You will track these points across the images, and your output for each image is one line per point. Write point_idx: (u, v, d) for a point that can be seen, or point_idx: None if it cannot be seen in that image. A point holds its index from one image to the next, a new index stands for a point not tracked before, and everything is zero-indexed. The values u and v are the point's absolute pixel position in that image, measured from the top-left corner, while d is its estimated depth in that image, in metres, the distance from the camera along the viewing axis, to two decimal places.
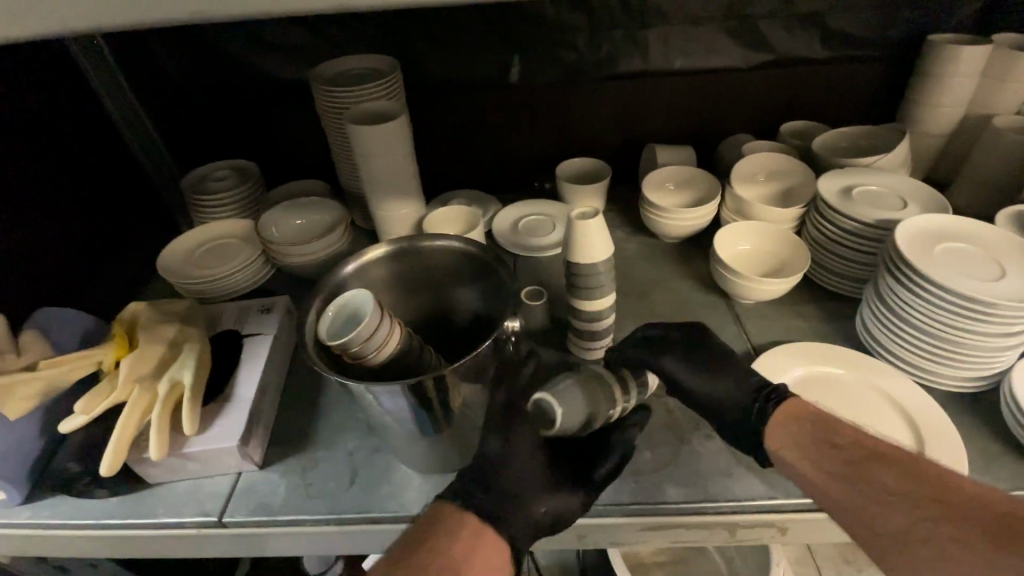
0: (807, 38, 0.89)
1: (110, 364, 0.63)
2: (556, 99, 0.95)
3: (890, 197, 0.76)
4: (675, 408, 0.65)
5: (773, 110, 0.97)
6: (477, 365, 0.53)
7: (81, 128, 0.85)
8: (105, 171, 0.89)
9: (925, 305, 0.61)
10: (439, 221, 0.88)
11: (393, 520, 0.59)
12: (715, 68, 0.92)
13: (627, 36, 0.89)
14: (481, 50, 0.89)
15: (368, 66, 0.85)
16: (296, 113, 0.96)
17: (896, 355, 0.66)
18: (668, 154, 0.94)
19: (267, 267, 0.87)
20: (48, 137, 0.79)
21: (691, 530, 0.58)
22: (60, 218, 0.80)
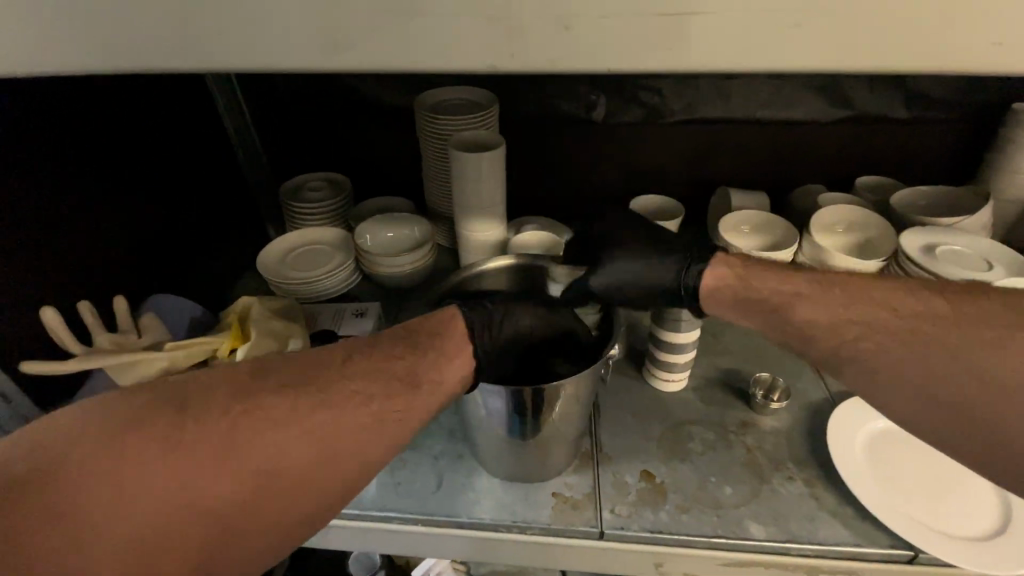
0: (888, 98, 0.92)
1: (227, 351, 0.68)
2: (636, 138, 0.99)
3: (973, 258, 0.77)
4: (754, 446, 0.66)
5: (847, 163, 1.00)
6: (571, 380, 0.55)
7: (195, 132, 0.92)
8: (213, 173, 0.97)
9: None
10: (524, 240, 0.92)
11: (478, 527, 0.61)
12: (793, 119, 0.96)
13: (711, 85, 0.93)
14: (570, 87, 0.94)
15: (468, 96, 0.91)
16: (390, 133, 1.02)
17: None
18: (743, 199, 0.97)
19: (355, 274, 0.92)
20: (170, 141, 0.87)
21: (770, 569, 0.59)
22: (170, 212, 0.87)
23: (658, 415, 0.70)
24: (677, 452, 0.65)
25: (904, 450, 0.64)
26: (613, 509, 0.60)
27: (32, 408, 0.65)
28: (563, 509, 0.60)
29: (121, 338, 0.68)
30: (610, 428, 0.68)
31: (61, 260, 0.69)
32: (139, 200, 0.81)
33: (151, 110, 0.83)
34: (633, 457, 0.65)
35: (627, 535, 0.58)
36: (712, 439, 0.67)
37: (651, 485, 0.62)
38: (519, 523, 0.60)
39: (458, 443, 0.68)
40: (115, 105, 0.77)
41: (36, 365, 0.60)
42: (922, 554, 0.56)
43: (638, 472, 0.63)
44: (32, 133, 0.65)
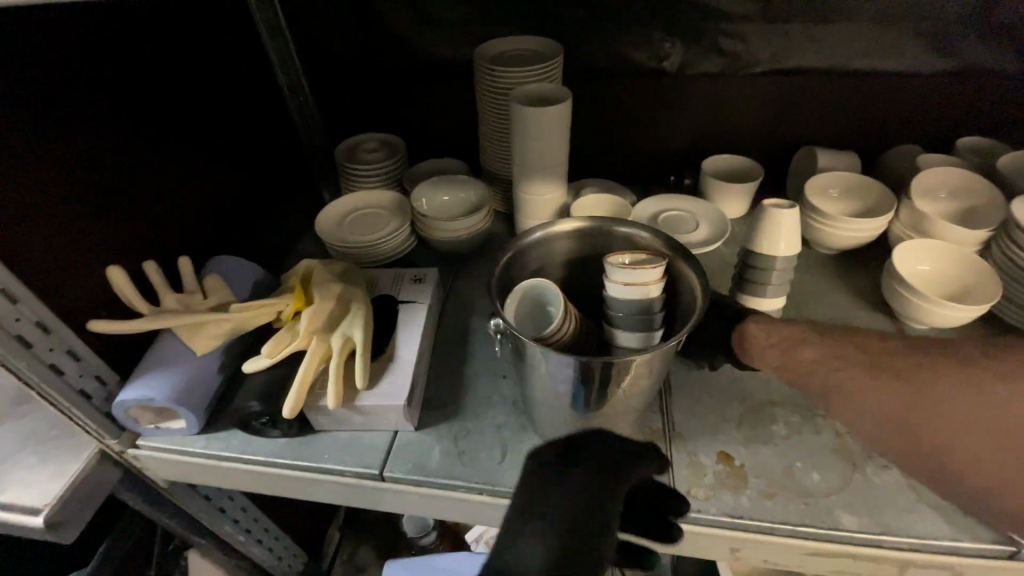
0: (1011, 42, 0.80)
1: (290, 314, 0.67)
2: (710, 93, 0.91)
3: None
4: (843, 431, 0.61)
5: (951, 121, 0.89)
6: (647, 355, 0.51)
7: (252, 90, 0.90)
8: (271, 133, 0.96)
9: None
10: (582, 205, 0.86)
11: None
12: (894, 70, 0.85)
13: (801, 30, 0.83)
14: (641, 36, 0.87)
15: (529, 47, 0.85)
16: (445, 91, 0.98)
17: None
18: (831, 161, 0.88)
19: (411, 238, 0.90)
20: (229, 98, 0.85)
21: (861, 561, 0.55)
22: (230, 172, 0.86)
23: (735, 394, 0.65)
24: (757, 434, 0.61)
25: None
26: (689, 491, 0.57)
27: (104, 368, 0.65)
28: None
29: (186, 299, 0.68)
30: (682, 406, 0.64)
31: (131, 219, 0.69)
32: (201, 158, 0.80)
33: (213, 65, 0.82)
34: (709, 437, 0.61)
35: (704, 518, 0.55)
36: (796, 422, 0.62)
37: (730, 467, 0.58)
38: None
39: (522, 415, 0.65)
40: (176, 60, 0.75)
41: (111, 323, 0.61)
42: None
43: (714, 453, 0.59)
44: (101, 87, 0.64)
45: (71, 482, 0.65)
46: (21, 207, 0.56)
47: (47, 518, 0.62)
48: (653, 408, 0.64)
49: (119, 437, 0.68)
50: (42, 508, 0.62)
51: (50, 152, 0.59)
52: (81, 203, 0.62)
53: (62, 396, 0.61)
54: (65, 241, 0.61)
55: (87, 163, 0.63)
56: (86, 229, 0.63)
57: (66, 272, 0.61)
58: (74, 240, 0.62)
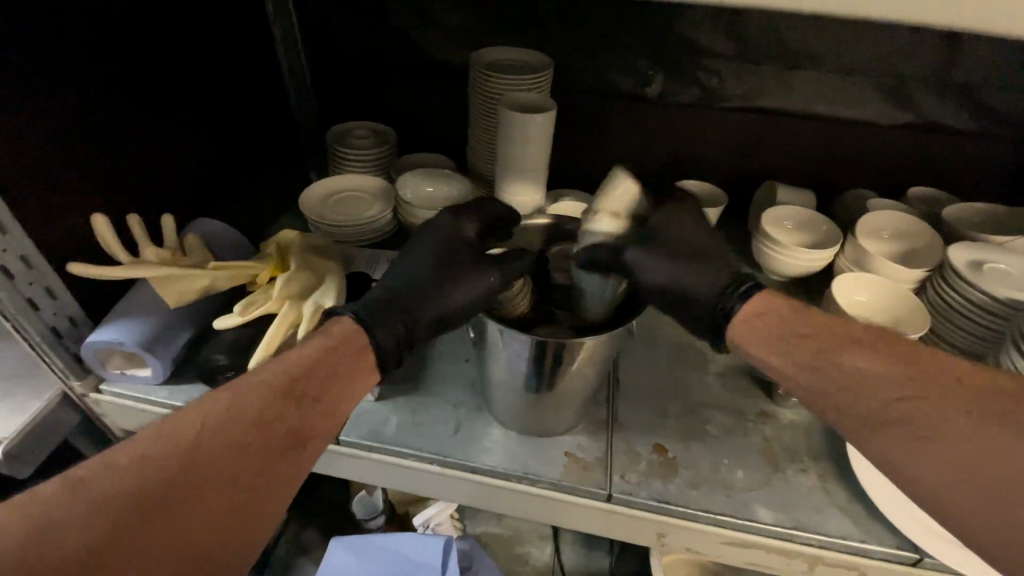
0: (956, 108, 0.89)
1: (265, 279, 0.70)
2: (685, 120, 0.98)
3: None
4: (770, 435, 0.66)
5: (900, 173, 0.97)
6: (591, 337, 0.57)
7: (179, 57, 0.78)
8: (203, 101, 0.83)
9: None
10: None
11: (489, 475, 0.63)
12: (852, 120, 0.93)
13: (774, 73, 0.91)
14: (628, 61, 0.94)
15: (523, 58, 0.91)
16: (442, 90, 1.03)
17: None
18: (790, 195, 0.95)
19: (391, 224, 0.94)
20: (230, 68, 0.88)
21: (771, 554, 0.59)
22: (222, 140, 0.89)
23: (676, 396, 0.70)
24: (691, 432, 0.66)
25: None
26: (624, 475, 0.61)
27: (78, 310, 0.67)
28: (574, 468, 0.62)
29: (166, 255, 0.70)
30: (627, 400, 0.69)
31: (124, 172, 0.71)
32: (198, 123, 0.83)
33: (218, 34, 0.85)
34: (647, 431, 0.66)
35: (635, 501, 0.59)
36: (728, 425, 0.67)
37: (663, 458, 0.63)
38: (530, 475, 0.62)
39: (477, 396, 0.69)
40: (121, 24, 0.68)
41: (90, 268, 0.63)
42: (929, 559, 0.56)
43: (651, 445, 0.64)
44: (109, 39, 0.66)
45: (32, 419, 0.66)
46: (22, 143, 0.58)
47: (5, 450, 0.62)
48: (600, 400, 0.69)
49: (83, 380, 0.69)
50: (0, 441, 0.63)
51: (51, 93, 0.60)
52: (77, 148, 0.64)
53: (34, 331, 0.63)
54: (58, 185, 0.63)
55: (93, 109, 0.65)
56: (80, 175, 0.65)
57: (55, 212, 0.63)
58: (67, 183, 0.64)
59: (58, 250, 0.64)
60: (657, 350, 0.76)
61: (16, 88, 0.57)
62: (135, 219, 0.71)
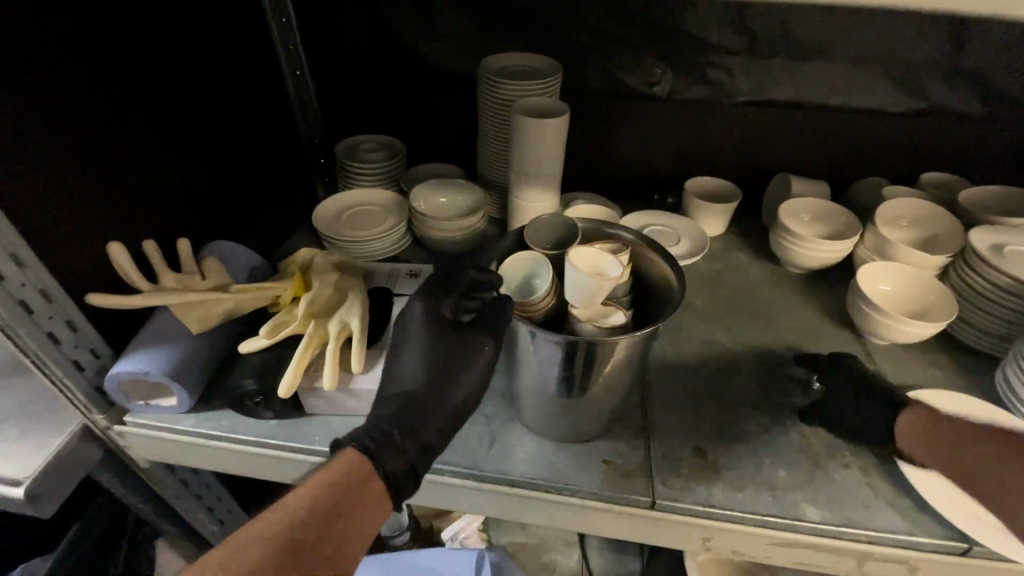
0: (967, 92, 0.89)
1: (288, 298, 0.69)
2: (696, 117, 0.97)
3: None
4: (809, 432, 0.65)
5: (913, 160, 0.97)
6: (629, 340, 0.56)
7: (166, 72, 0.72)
8: (204, 100, 0.79)
9: None
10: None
11: (527, 487, 0.62)
12: (863, 109, 0.93)
13: (783, 66, 0.91)
14: (636, 61, 0.93)
15: (532, 64, 0.90)
16: (448, 99, 1.02)
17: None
18: (805, 186, 0.95)
19: (405, 237, 0.93)
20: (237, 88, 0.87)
21: (819, 552, 0.59)
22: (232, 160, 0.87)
23: (709, 396, 0.69)
24: (729, 432, 0.65)
25: None
26: (666, 481, 0.60)
27: (98, 340, 0.65)
28: (615, 476, 0.61)
29: (185, 280, 0.69)
30: (662, 404, 0.68)
31: (138, 197, 0.70)
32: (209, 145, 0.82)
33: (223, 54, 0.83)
34: (686, 434, 0.65)
35: (680, 507, 0.58)
36: (765, 423, 0.66)
37: (704, 461, 0.62)
38: (570, 485, 0.60)
39: (509, 408, 0.68)
40: (100, 51, 0.62)
41: (111, 298, 0.62)
42: (979, 547, 0.56)
43: (690, 448, 0.63)
44: (128, 49, 0.66)
45: (53, 456, 0.64)
46: (38, 174, 0.57)
47: (27, 489, 0.61)
48: (634, 404, 0.68)
49: (107, 412, 0.68)
50: (23, 479, 0.61)
51: (64, 121, 0.59)
52: (93, 175, 0.63)
53: (55, 365, 0.61)
54: (74, 215, 0.61)
55: (106, 137, 0.64)
56: (97, 205, 0.64)
57: (74, 243, 0.62)
58: (85, 213, 0.62)
59: (78, 281, 0.63)
60: (685, 351, 0.76)
61: (34, 121, 0.55)
62: (152, 245, 0.69)
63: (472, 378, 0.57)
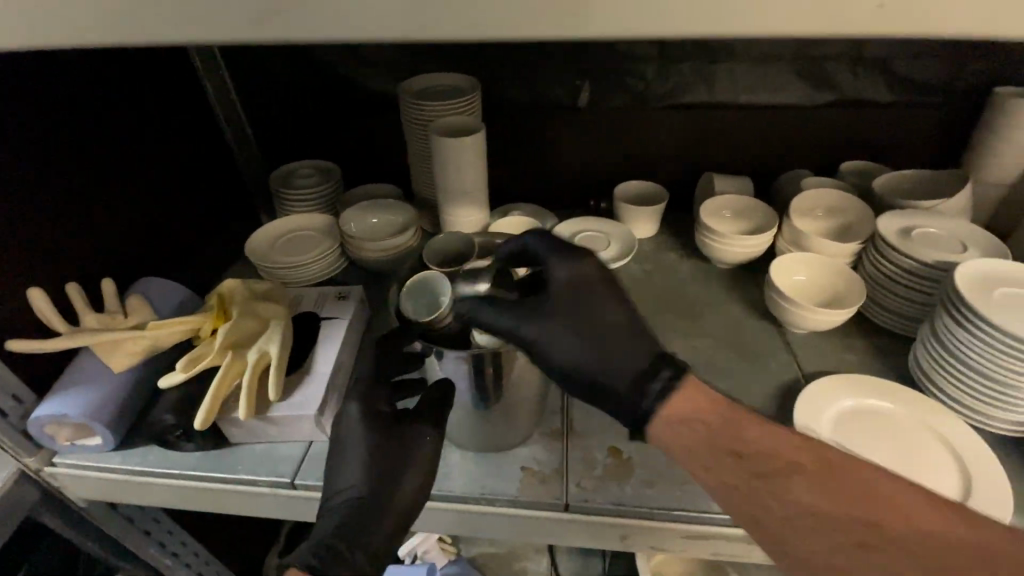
0: (874, 82, 0.92)
1: (208, 331, 0.71)
2: (620, 123, 1.00)
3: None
4: None
5: (834, 150, 1.00)
6: None
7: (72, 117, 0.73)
8: (148, 131, 0.84)
9: (975, 344, 0.62)
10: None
11: (446, 500, 0.63)
12: (778, 105, 0.95)
13: (696, 69, 0.93)
14: (554, 74, 0.96)
15: (451, 83, 0.92)
16: (379, 121, 1.04)
17: (940, 390, 0.68)
18: (729, 182, 0.97)
19: (340, 260, 0.94)
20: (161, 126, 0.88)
21: (731, 542, 0.60)
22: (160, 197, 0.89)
23: None
24: None
25: (871, 427, 0.66)
26: (579, 483, 0.62)
27: (21, 386, 0.66)
28: (531, 482, 0.62)
29: (107, 319, 0.70)
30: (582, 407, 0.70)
31: (56, 243, 0.71)
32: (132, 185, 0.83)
33: (143, 94, 0.84)
34: (603, 435, 0.66)
35: (592, 507, 0.60)
36: None
37: (618, 461, 0.64)
38: (486, 495, 0.62)
39: None
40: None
41: (26, 343, 0.63)
42: None
43: (606, 448, 0.65)
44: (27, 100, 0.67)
45: None
46: None
47: None
48: (555, 410, 0.69)
49: (36, 456, 0.69)
50: None
51: None
52: None
53: None
54: None
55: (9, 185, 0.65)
56: None
57: None
58: None
59: None
60: None
61: None
62: (73, 288, 0.70)
63: (415, 476, 0.58)
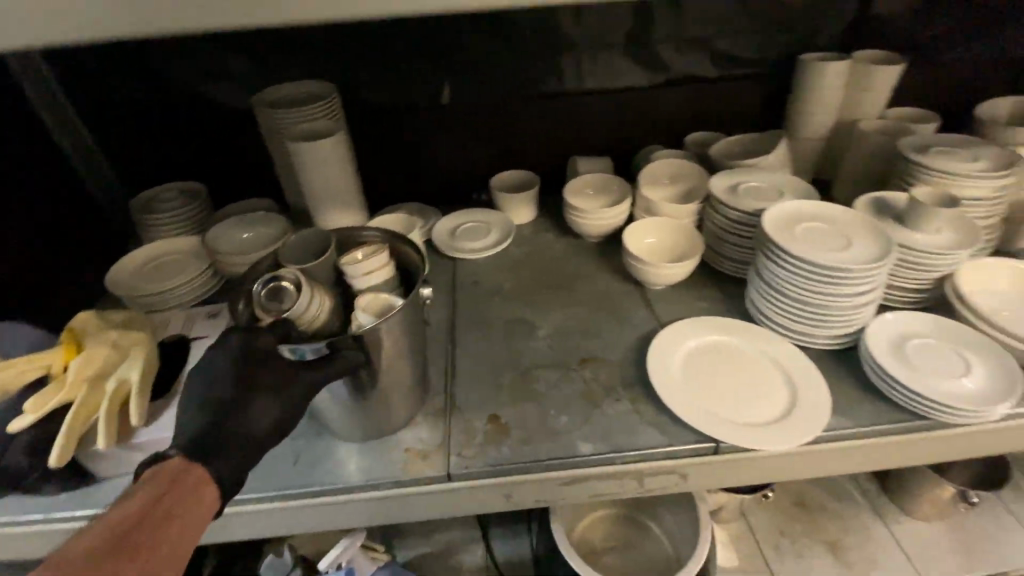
0: (699, 61, 1.03)
1: (59, 368, 0.66)
2: (485, 116, 1.05)
3: (835, 236, 0.72)
4: (590, 377, 0.73)
5: (680, 125, 1.11)
6: (388, 329, 0.59)
7: None
8: None
9: (778, 270, 0.71)
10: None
11: (332, 493, 0.64)
12: (624, 87, 1.04)
13: (546, 60, 1.00)
14: (414, 74, 0.99)
15: (309, 90, 0.93)
16: (246, 136, 1.03)
17: (769, 317, 0.75)
18: (590, 164, 1.05)
19: (214, 279, 0.91)
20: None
21: (605, 482, 0.65)
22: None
23: (506, 367, 0.75)
24: (521, 395, 0.71)
25: (713, 360, 0.73)
26: (461, 453, 0.65)
27: None
28: (415, 461, 0.65)
29: None
30: (463, 384, 0.73)
31: None
32: None
33: None
34: (483, 406, 0.70)
35: (472, 473, 0.63)
36: (554, 378, 0.73)
37: (497, 426, 0.67)
38: (371, 481, 0.63)
39: (316, 423, 0.70)
40: None
41: None
42: (722, 444, 0.63)
43: (486, 417, 0.69)
44: None
45: None
46: None
47: None
48: (438, 391, 0.73)
49: None
50: None
51: None
52: None
53: None
54: None
55: None
56: None
57: None
58: None
59: None
60: (489, 332, 0.81)
61: None
62: None
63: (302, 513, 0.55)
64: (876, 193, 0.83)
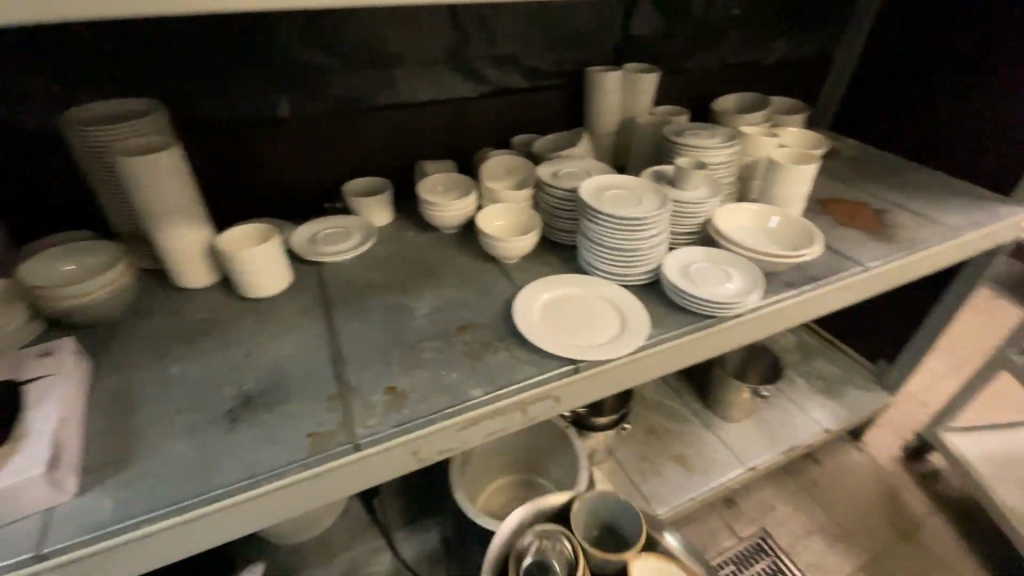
0: (513, 74, 1.22)
1: None
2: (328, 129, 1.10)
3: (631, 196, 0.94)
4: (469, 338, 0.83)
5: (505, 128, 1.29)
6: None
7: None
8: None
9: (595, 226, 0.90)
10: (260, 285, 0.89)
11: (234, 494, 0.63)
12: (454, 98, 1.18)
13: (380, 74, 1.09)
14: (249, 90, 1.00)
15: (127, 107, 0.88)
16: (48, 163, 0.91)
17: (596, 267, 0.95)
18: (437, 167, 1.16)
19: (32, 321, 0.81)
20: None
21: (497, 418, 0.75)
22: None
23: (392, 345, 0.82)
24: (410, 365, 0.78)
25: (563, 307, 0.89)
26: (363, 424, 0.70)
27: None
28: (318, 441, 0.68)
29: None
30: (352, 367, 0.78)
31: None
32: None
33: None
34: (376, 382, 0.76)
35: (377, 436, 0.68)
36: (437, 345, 0.82)
37: (393, 395, 0.73)
38: (276, 469, 0.65)
39: (201, 436, 0.68)
40: None
41: None
42: (581, 362, 0.78)
43: (381, 390, 0.74)
44: None
45: None
46: None
47: None
48: (328, 379, 0.76)
49: None
50: None
51: None
52: None
53: None
54: None
55: None
56: None
57: None
58: None
59: None
60: (369, 320, 0.87)
61: None
62: None
63: None
64: (660, 167, 1.10)
